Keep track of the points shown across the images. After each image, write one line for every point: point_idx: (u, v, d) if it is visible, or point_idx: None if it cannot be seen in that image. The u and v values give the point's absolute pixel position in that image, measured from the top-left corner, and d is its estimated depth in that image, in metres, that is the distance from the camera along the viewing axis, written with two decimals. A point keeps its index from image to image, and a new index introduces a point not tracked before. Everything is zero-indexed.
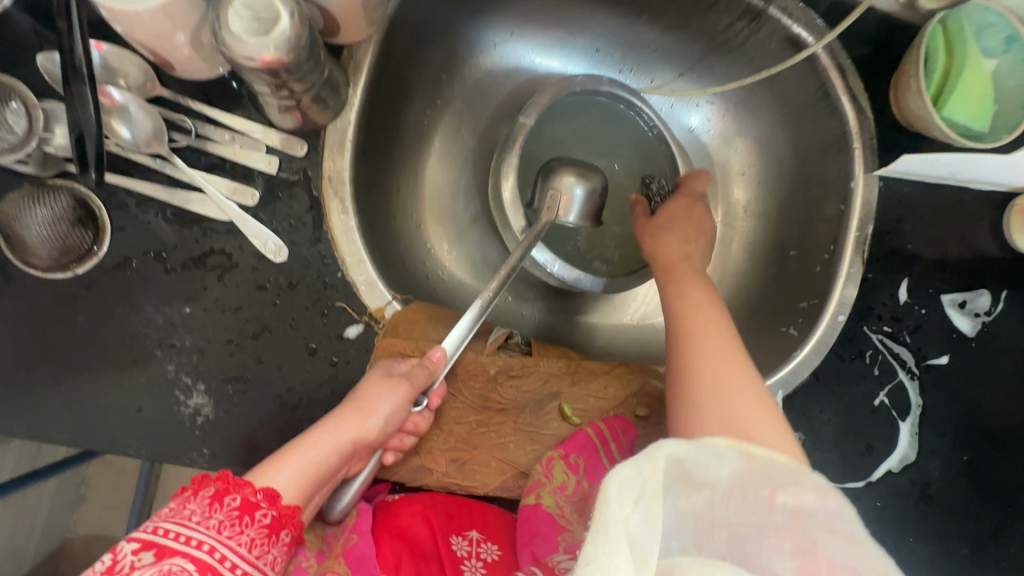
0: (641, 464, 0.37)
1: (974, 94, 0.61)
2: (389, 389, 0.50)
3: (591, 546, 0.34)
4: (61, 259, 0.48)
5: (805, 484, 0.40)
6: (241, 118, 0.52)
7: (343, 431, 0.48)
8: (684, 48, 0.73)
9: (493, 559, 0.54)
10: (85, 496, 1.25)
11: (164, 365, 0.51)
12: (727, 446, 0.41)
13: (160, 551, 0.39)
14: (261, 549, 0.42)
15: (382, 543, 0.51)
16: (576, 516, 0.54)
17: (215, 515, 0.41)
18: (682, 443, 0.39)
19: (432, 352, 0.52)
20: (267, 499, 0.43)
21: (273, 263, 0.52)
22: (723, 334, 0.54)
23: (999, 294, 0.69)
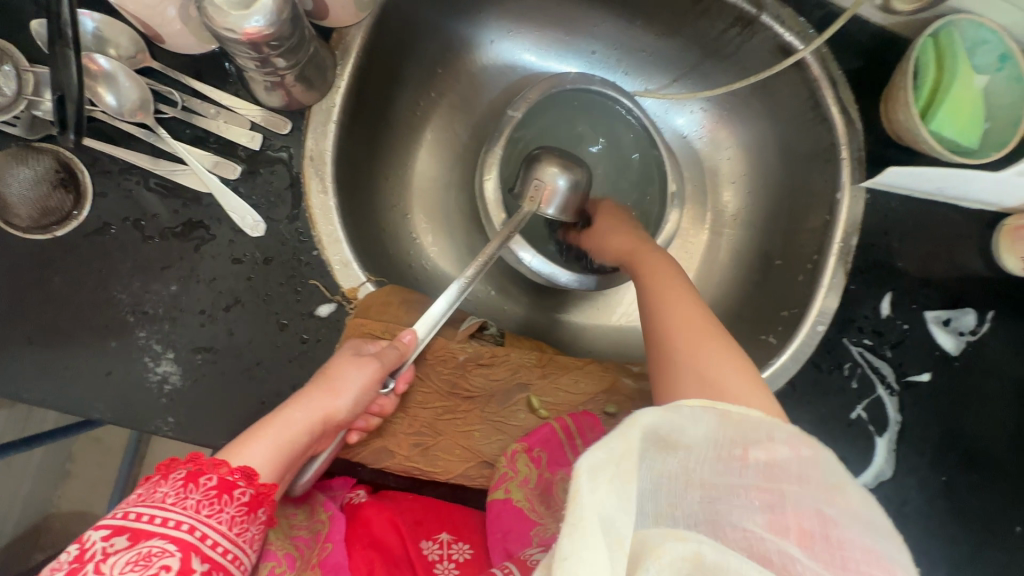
0: (613, 443, 0.33)
1: (965, 109, 0.60)
2: (362, 370, 0.49)
3: (567, 536, 0.31)
4: (41, 221, 0.49)
5: (778, 439, 0.39)
6: (228, 94, 0.53)
7: (312, 410, 0.47)
8: (678, 53, 0.74)
9: (465, 558, 0.54)
10: (70, 472, 1.27)
11: (136, 331, 0.51)
12: (701, 406, 0.39)
13: (134, 535, 0.39)
14: (241, 527, 0.42)
15: (355, 554, 0.52)
16: (546, 509, 0.55)
17: (192, 495, 0.41)
18: (656, 410, 0.36)
19: (402, 334, 0.52)
20: (245, 478, 0.43)
21: (250, 238, 0.53)
22: (695, 315, 0.53)
23: (985, 313, 0.68)
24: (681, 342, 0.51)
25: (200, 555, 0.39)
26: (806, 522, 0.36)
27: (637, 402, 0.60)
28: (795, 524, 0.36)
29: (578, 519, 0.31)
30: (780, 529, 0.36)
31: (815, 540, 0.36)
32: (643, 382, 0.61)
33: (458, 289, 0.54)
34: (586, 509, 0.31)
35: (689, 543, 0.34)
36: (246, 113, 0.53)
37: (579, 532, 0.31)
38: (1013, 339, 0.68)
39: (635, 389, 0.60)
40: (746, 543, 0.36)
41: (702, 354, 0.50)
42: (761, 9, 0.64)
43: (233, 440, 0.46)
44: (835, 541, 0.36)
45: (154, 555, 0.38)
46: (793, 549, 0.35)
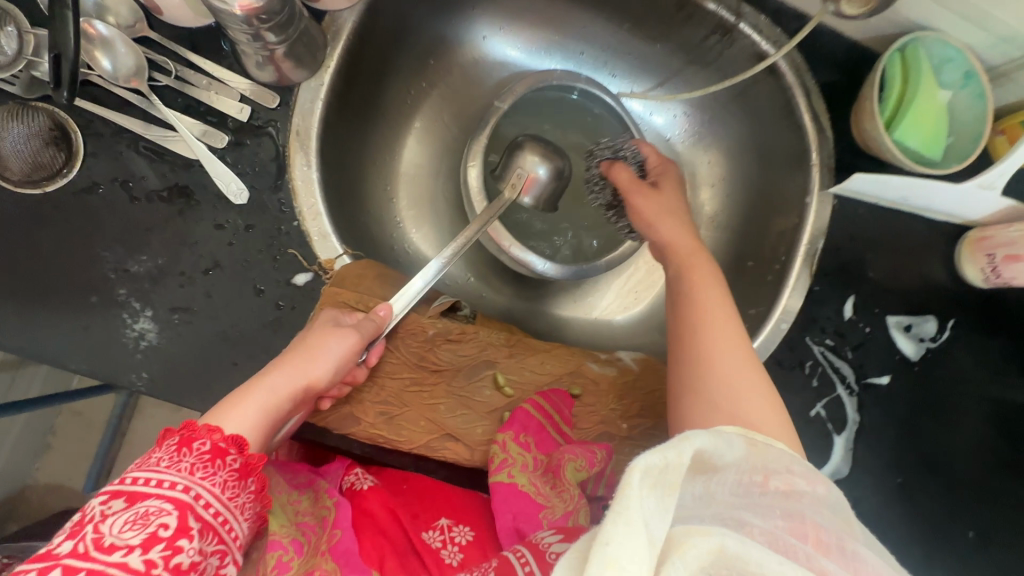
0: (669, 452, 0.33)
1: (928, 121, 0.63)
2: (341, 338, 0.51)
3: (610, 524, 0.30)
4: (33, 176, 0.52)
5: (796, 472, 0.39)
6: (221, 67, 0.55)
7: (293, 375, 0.48)
8: (664, 58, 0.76)
9: (467, 539, 0.53)
10: (51, 445, 1.27)
11: (116, 288, 0.53)
12: (734, 432, 0.39)
13: (131, 497, 0.38)
14: (232, 492, 0.41)
15: (364, 539, 0.51)
16: (552, 489, 0.54)
17: (185, 458, 0.40)
18: (706, 433, 0.36)
19: (378, 308, 0.54)
20: (235, 446, 0.42)
21: (233, 205, 0.55)
22: (722, 327, 0.53)
23: (946, 321, 0.69)
24: (708, 358, 0.51)
25: (194, 514, 0.38)
26: (825, 536, 0.36)
27: (600, 386, 0.63)
28: (813, 533, 0.36)
29: (623, 508, 0.30)
30: (798, 533, 0.36)
31: (832, 550, 0.35)
32: (607, 368, 0.64)
33: (440, 263, 0.57)
34: (631, 502, 0.31)
35: (712, 537, 0.32)
36: (236, 86, 0.55)
37: (625, 524, 0.30)
38: (977, 350, 0.69)
39: (599, 374, 0.64)
40: (771, 539, 0.35)
41: (724, 374, 0.50)
42: (740, 17, 0.67)
43: (214, 406, 0.45)
44: (851, 554, 0.35)
45: (151, 514, 0.37)
46: (812, 551, 0.35)
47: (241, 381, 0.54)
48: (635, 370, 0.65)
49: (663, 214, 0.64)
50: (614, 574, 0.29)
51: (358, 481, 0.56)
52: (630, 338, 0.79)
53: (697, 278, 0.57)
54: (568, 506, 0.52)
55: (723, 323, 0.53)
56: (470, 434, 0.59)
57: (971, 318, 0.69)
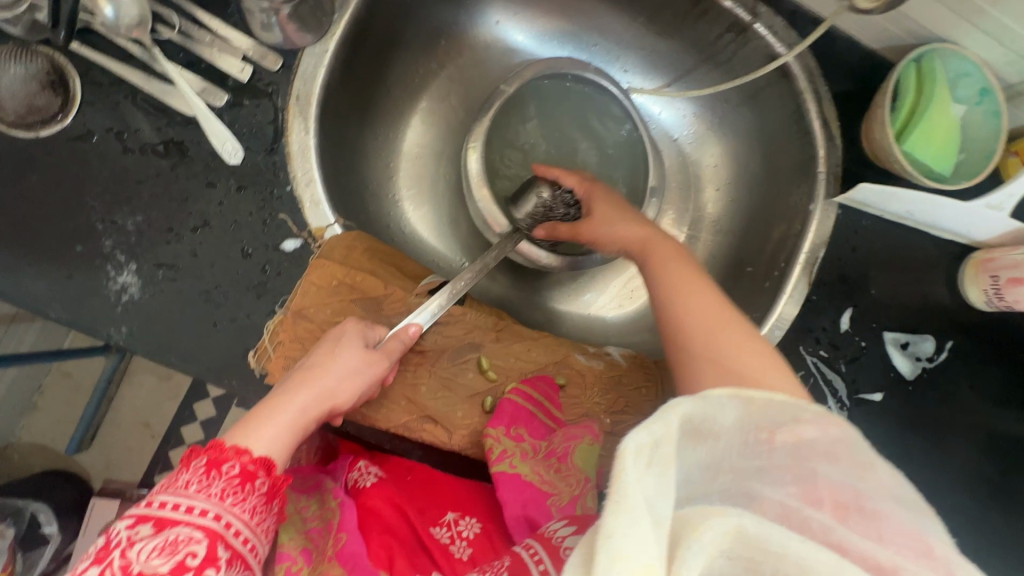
0: (655, 427, 0.31)
1: (940, 135, 0.61)
2: (363, 363, 0.50)
3: (610, 515, 0.28)
4: (27, 119, 0.52)
5: (804, 419, 0.35)
6: (226, 26, 0.55)
7: (318, 397, 0.48)
8: (677, 55, 0.75)
9: (474, 533, 0.52)
10: (37, 404, 1.25)
11: (102, 239, 0.52)
12: (727, 394, 0.35)
13: (158, 523, 0.39)
14: (261, 517, 0.42)
15: (372, 540, 0.50)
16: (555, 473, 0.55)
17: (215, 483, 0.41)
18: (690, 398, 0.33)
19: (409, 326, 0.53)
20: (264, 468, 0.43)
21: (227, 164, 0.54)
22: (711, 304, 0.52)
23: (944, 342, 0.67)
24: (695, 332, 0.50)
25: (224, 543, 0.40)
26: (841, 494, 0.33)
27: (587, 379, 0.63)
28: (828, 496, 0.33)
29: (623, 495, 0.28)
30: (812, 501, 0.33)
31: (851, 513, 0.33)
32: (595, 361, 0.64)
33: (454, 291, 0.57)
34: (631, 488, 0.28)
35: (730, 517, 0.30)
36: (239, 45, 0.55)
37: (627, 514, 0.28)
38: (975, 374, 0.67)
39: (586, 366, 0.63)
40: (783, 512, 0.33)
41: (719, 340, 0.49)
42: (756, 17, 0.66)
43: (238, 423, 0.46)
44: (870, 513, 0.33)
45: (180, 541, 0.38)
46: (827, 521, 0.33)
47: (219, 342, 0.53)
48: (623, 366, 0.65)
49: (613, 224, 0.62)
50: (623, 566, 0.27)
51: (362, 477, 0.55)
52: (621, 336, 0.78)
53: (671, 269, 0.56)
54: (573, 492, 0.53)
55: (693, 288, 0.54)
56: (451, 417, 0.58)
57: (970, 341, 0.67)
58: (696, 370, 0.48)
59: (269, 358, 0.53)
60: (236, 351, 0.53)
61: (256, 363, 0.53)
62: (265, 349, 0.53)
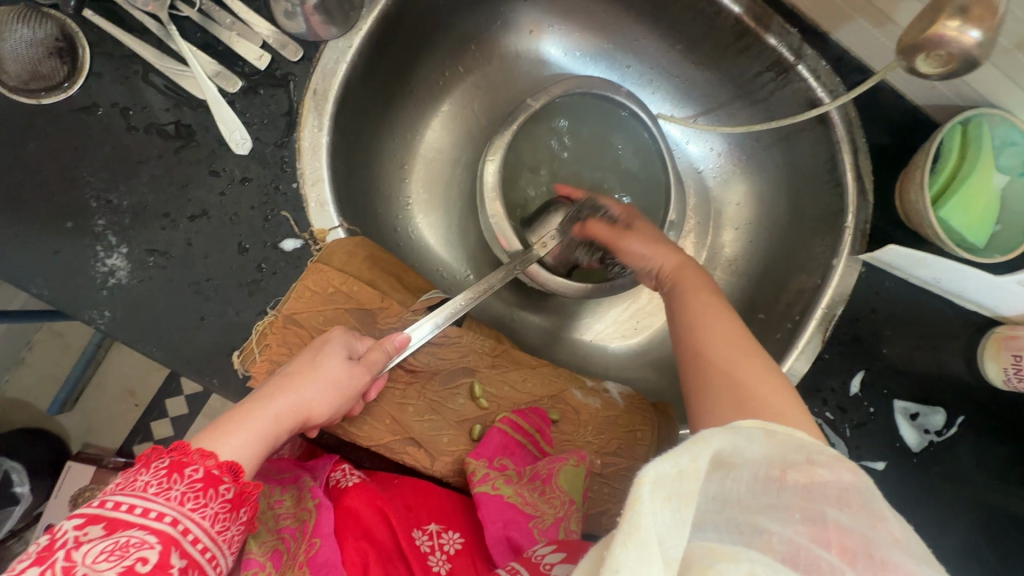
0: (682, 459, 0.27)
1: (980, 205, 0.58)
2: (345, 378, 0.48)
3: (620, 546, 0.24)
4: (31, 85, 0.49)
5: (818, 460, 0.31)
6: (249, 10, 0.53)
7: (294, 405, 0.46)
8: (712, 87, 0.72)
9: (456, 548, 0.50)
10: (24, 360, 1.22)
11: (95, 217, 0.50)
12: (754, 426, 0.32)
13: (111, 524, 0.36)
14: (223, 525, 0.39)
15: (347, 546, 0.47)
16: (539, 495, 0.52)
17: (175, 486, 0.38)
18: (721, 432, 0.30)
19: (395, 335, 0.51)
20: (230, 474, 0.41)
21: (233, 153, 0.52)
22: (734, 338, 0.49)
23: (956, 417, 0.64)
24: (714, 363, 0.48)
25: (180, 550, 0.37)
26: (850, 539, 0.29)
27: (581, 416, 0.61)
28: (836, 539, 0.29)
29: (636, 528, 0.24)
30: (821, 541, 0.29)
31: (859, 559, 0.28)
32: (592, 399, 0.62)
33: (460, 305, 0.55)
34: (644, 520, 0.25)
35: (742, 564, 0.28)
36: (261, 32, 0.53)
37: (638, 550, 0.24)
38: (984, 455, 0.63)
39: (581, 403, 0.61)
40: (790, 550, 0.29)
41: (739, 369, 0.47)
42: (800, 58, 0.63)
43: (207, 428, 0.43)
44: (879, 563, 0.28)
45: (132, 546, 0.35)
46: (836, 563, 0.28)
47: (204, 339, 0.51)
48: (619, 406, 0.63)
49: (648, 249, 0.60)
50: None
51: (344, 478, 0.53)
52: (620, 370, 0.75)
53: (702, 299, 0.54)
54: (556, 513, 0.51)
55: (720, 321, 0.51)
56: (435, 442, 0.55)
57: (983, 417, 0.64)
58: (713, 399, 0.46)
59: (254, 361, 0.50)
60: (220, 350, 0.51)
61: (239, 364, 0.51)
62: (251, 351, 0.51)
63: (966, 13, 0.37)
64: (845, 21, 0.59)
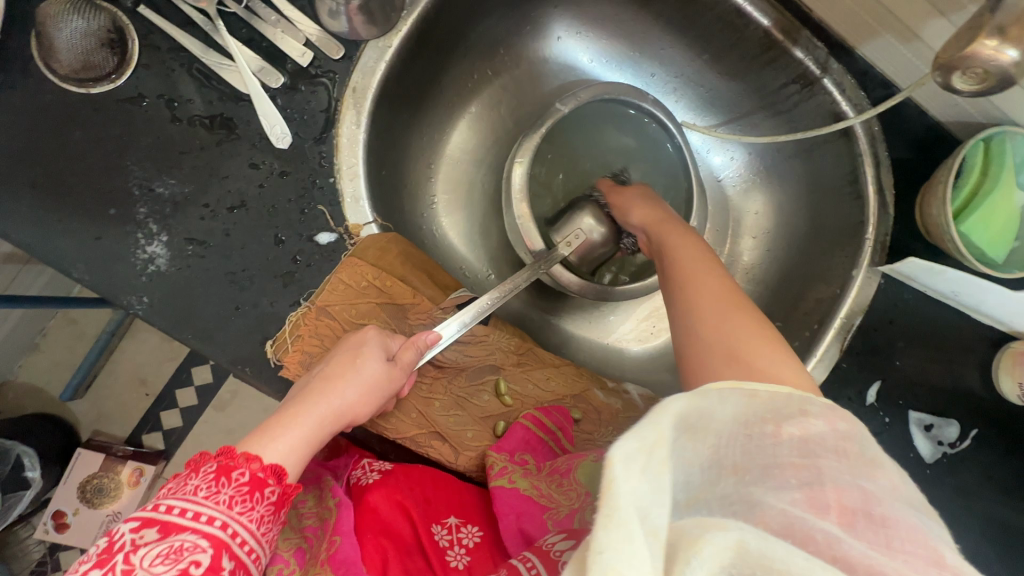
0: (645, 430, 0.28)
1: (1000, 221, 0.59)
2: (385, 379, 0.49)
3: (602, 529, 0.26)
4: (80, 75, 0.50)
5: (811, 412, 0.33)
6: (293, 8, 0.54)
7: (338, 408, 0.47)
8: (736, 97, 0.74)
9: (475, 542, 0.51)
10: (39, 345, 1.23)
11: (137, 205, 0.51)
12: (728, 387, 0.34)
13: (165, 527, 0.37)
14: (267, 527, 0.41)
15: (367, 542, 0.48)
16: (556, 488, 0.52)
17: (224, 490, 0.39)
18: (681, 398, 0.31)
19: (426, 334, 0.52)
20: (275, 476, 0.42)
21: (273, 147, 0.53)
22: (729, 300, 0.47)
23: (970, 430, 0.64)
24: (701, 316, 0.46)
25: (229, 553, 0.38)
26: (847, 498, 0.30)
27: (602, 416, 0.62)
28: (834, 501, 0.30)
29: (613, 509, 0.26)
30: (817, 507, 0.29)
31: (858, 519, 0.29)
32: (613, 400, 0.63)
33: (487, 305, 0.55)
34: (622, 500, 0.26)
35: (731, 532, 0.27)
36: (304, 29, 0.54)
37: (620, 529, 0.25)
38: (997, 468, 0.64)
39: (603, 404, 0.62)
40: (785, 525, 0.29)
41: (726, 329, 0.45)
42: (826, 72, 0.64)
43: (252, 432, 0.44)
44: (879, 520, 0.29)
45: (185, 549, 0.37)
46: (834, 533, 0.28)
47: (239, 328, 0.52)
48: (639, 408, 0.64)
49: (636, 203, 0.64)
50: None
51: (364, 476, 0.53)
52: (637, 374, 0.76)
53: (687, 251, 0.55)
54: (573, 505, 0.50)
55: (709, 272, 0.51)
56: (459, 437, 0.56)
57: (995, 431, 0.64)
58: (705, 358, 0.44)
59: (286, 351, 0.51)
60: (255, 339, 0.52)
61: (272, 354, 0.52)
62: (283, 341, 0.52)
63: (1003, 33, 0.39)
64: (872, 37, 0.61)
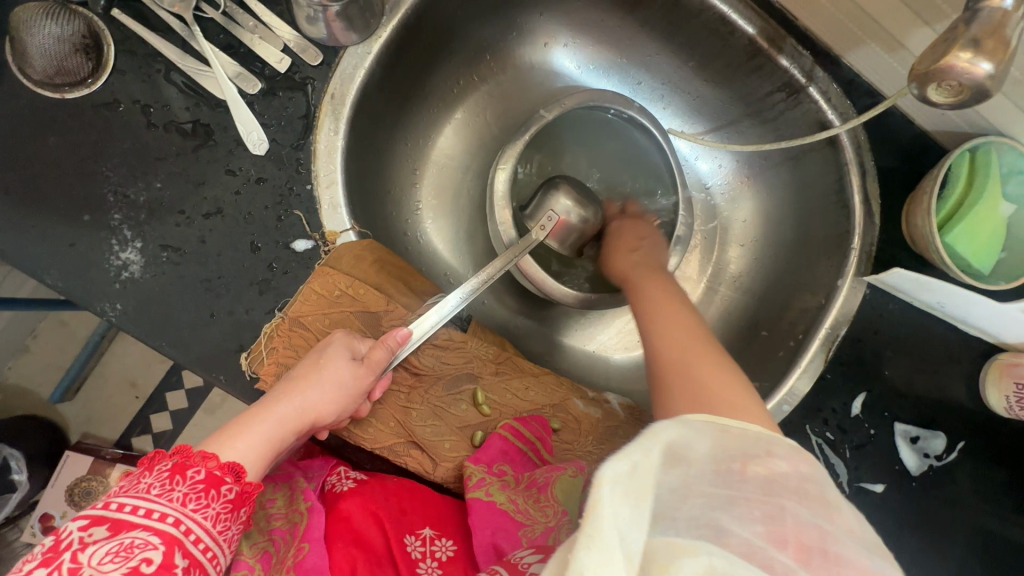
0: (636, 455, 0.29)
1: (986, 231, 0.57)
2: (350, 380, 0.48)
3: (583, 548, 0.26)
4: (55, 80, 0.50)
5: (776, 454, 0.36)
6: (272, 14, 0.54)
7: (301, 409, 0.46)
8: (723, 104, 0.73)
9: (447, 556, 0.50)
10: (28, 347, 1.22)
11: (112, 211, 0.51)
12: (702, 421, 0.36)
13: (115, 525, 0.37)
14: (224, 525, 0.40)
15: (337, 552, 0.48)
16: (532, 503, 0.52)
17: (178, 487, 0.39)
18: (672, 426, 0.33)
19: (396, 330, 0.51)
20: (232, 474, 0.42)
21: (250, 153, 0.53)
22: (701, 346, 0.51)
23: (957, 442, 0.64)
24: (674, 359, 0.50)
25: (183, 550, 0.38)
26: (806, 537, 0.31)
27: (582, 425, 0.61)
28: (793, 537, 0.31)
29: (597, 529, 0.26)
30: (778, 541, 0.31)
31: (814, 554, 0.30)
32: (592, 409, 0.63)
33: (461, 298, 0.55)
34: (606, 521, 0.26)
35: (700, 558, 0.29)
36: (283, 36, 0.54)
37: (601, 551, 0.26)
38: (983, 481, 0.63)
39: (582, 413, 0.62)
40: (747, 549, 0.30)
41: (694, 370, 0.48)
42: (812, 80, 0.64)
43: (216, 432, 0.44)
44: (833, 557, 0.30)
45: (136, 546, 0.36)
46: (791, 563, 0.30)
47: (213, 336, 0.51)
48: (619, 417, 0.63)
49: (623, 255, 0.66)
50: None
51: (339, 483, 0.53)
52: (622, 383, 0.76)
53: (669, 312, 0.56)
54: (547, 523, 0.50)
55: (682, 321, 0.54)
56: (436, 448, 0.55)
57: (982, 443, 0.64)
58: (673, 399, 0.46)
59: (261, 363, 0.51)
60: (228, 347, 0.52)
61: (247, 365, 0.51)
62: (258, 352, 0.51)
63: (977, 45, 0.38)
64: (857, 45, 0.60)
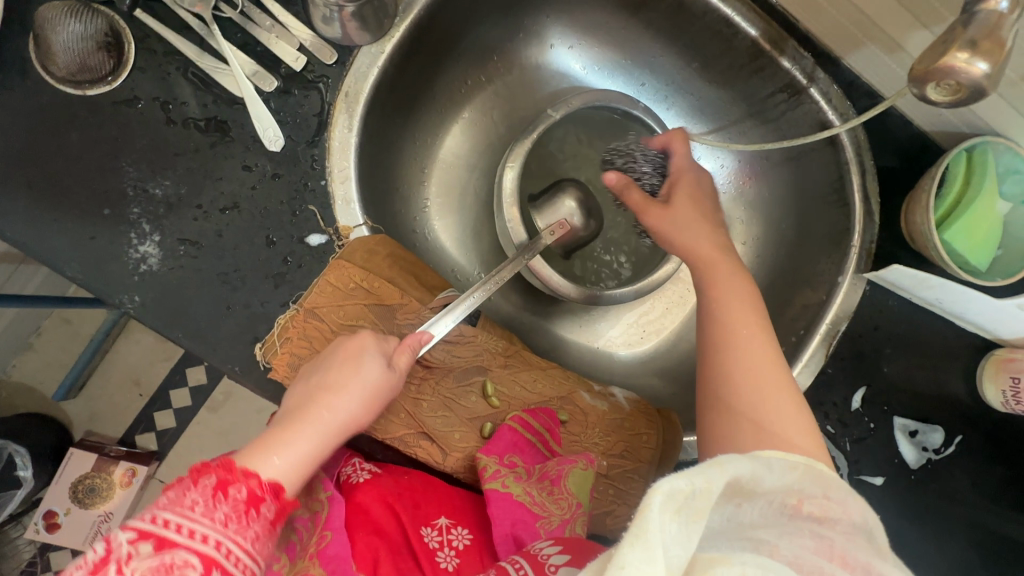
0: (695, 477, 0.29)
1: (983, 229, 0.59)
2: (382, 386, 0.49)
3: (627, 546, 0.27)
4: (77, 77, 0.51)
5: (833, 496, 0.34)
6: (288, 14, 0.55)
7: (335, 419, 0.46)
8: (724, 105, 0.75)
9: (464, 544, 0.51)
10: (33, 345, 1.23)
11: (131, 205, 0.52)
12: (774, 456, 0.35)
13: (159, 543, 0.36)
14: (263, 546, 0.40)
15: (358, 541, 0.49)
16: (548, 495, 0.53)
17: (221, 507, 0.38)
18: (737, 457, 0.32)
19: (418, 334, 0.52)
20: (272, 492, 0.41)
21: (266, 149, 0.54)
22: (767, 366, 0.49)
23: (955, 436, 0.65)
24: (739, 383, 0.48)
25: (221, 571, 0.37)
26: (852, 556, 0.32)
27: (589, 418, 0.63)
28: (838, 552, 0.32)
29: (642, 531, 0.27)
30: (824, 552, 0.32)
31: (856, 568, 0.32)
32: (599, 402, 0.64)
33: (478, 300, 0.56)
34: (652, 527, 0.27)
35: (734, 567, 0.29)
36: (299, 35, 0.55)
37: (643, 549, 0.26)
38: (981, 475, 0.65)
39: (590, 405, 0.63)
40: (796, 559, 0.31)
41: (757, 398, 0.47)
42: (812, 81, 0.66)
43: (249, 446, 0.43)
44: None
45: (176, 566, 0.35)
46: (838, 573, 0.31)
47: (229, 328, 0.52)
48: (626, 410, 0.65)
49: (689, 228, 0.58)
50: None
51: (354, 474, 0.54)
52: (627, 378, 0.77)
53: (736, 315, 0.52)
54: (564, 515, 0.52)
55: (755, 336, 0.51)
56: (446, 438, 0.57)
57: (980, 438, 0.65)
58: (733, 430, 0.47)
59: (276, 353, 0.52)
60: (244, 338, 0.53)
61: (262, 356, 0.52)
62: (273, 343, 0.52)
63: (975, 46, 0.40)
64: (858, 47, 0.62)
